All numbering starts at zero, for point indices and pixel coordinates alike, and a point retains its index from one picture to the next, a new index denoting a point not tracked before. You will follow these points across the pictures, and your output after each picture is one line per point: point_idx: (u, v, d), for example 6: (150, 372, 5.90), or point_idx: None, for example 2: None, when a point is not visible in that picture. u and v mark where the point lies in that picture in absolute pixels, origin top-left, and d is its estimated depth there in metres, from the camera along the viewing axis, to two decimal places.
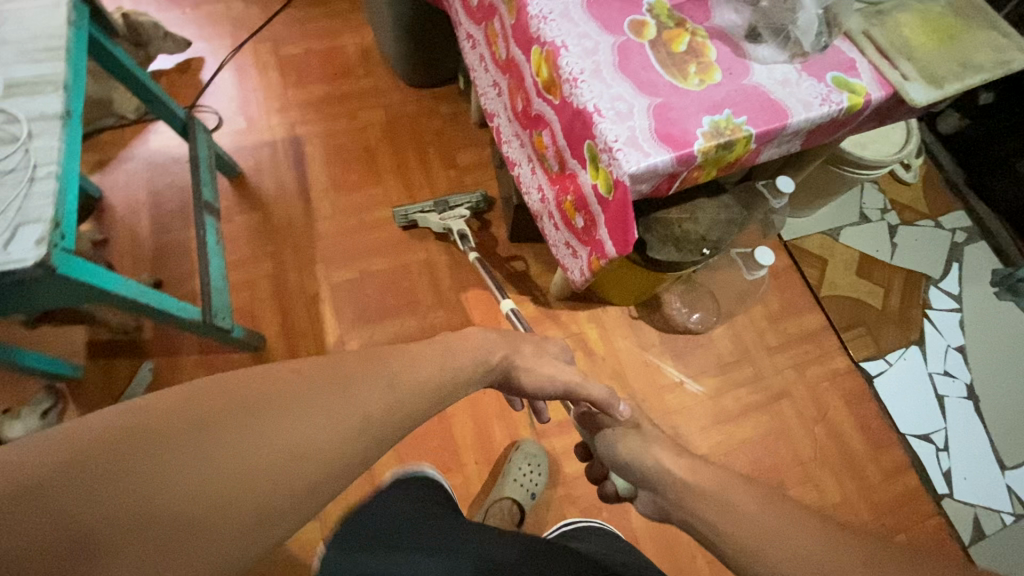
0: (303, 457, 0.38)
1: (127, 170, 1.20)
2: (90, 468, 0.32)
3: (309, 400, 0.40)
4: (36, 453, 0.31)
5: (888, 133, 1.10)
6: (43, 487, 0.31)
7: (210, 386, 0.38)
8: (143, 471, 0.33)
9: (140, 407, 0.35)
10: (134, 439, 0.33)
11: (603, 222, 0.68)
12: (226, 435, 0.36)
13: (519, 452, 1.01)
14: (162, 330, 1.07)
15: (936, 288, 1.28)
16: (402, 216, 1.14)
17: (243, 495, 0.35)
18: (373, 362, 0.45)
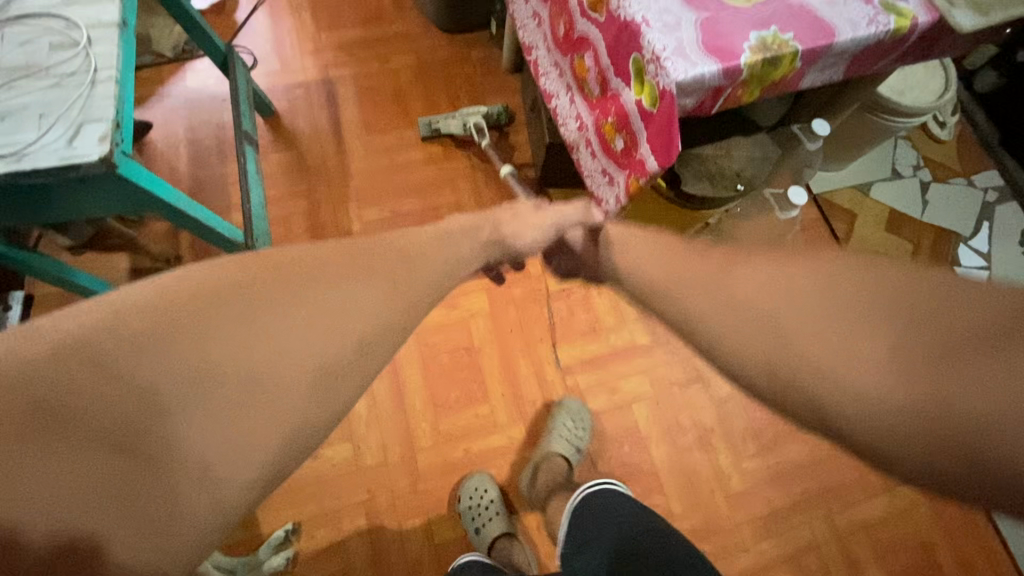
0: (348, 321, 0.39)
1: (165, 107, 1.22)
2: (138, 330, 0.32)
3: (339, 269, 0.41)
4: (81, 316, 0.32)
5: (927, 81, 1.08)
6: (92, 347, 0.31)
7: (240, 263, 0.38)
8: (191, 334, 0.34)
9: (174, 277, 0.36)
10: (175, 304, 0.34)
11: (646, 139, 0.69)
12: (265, 301, 0.37)
13: (564, 411, 1.04)
14: (203, 260, 1.10)
15: (965, 246, 1.28)
16: (426, 125, 1.21)
17: (297, 357, 0.36)
18: (394, 236, 0.47)
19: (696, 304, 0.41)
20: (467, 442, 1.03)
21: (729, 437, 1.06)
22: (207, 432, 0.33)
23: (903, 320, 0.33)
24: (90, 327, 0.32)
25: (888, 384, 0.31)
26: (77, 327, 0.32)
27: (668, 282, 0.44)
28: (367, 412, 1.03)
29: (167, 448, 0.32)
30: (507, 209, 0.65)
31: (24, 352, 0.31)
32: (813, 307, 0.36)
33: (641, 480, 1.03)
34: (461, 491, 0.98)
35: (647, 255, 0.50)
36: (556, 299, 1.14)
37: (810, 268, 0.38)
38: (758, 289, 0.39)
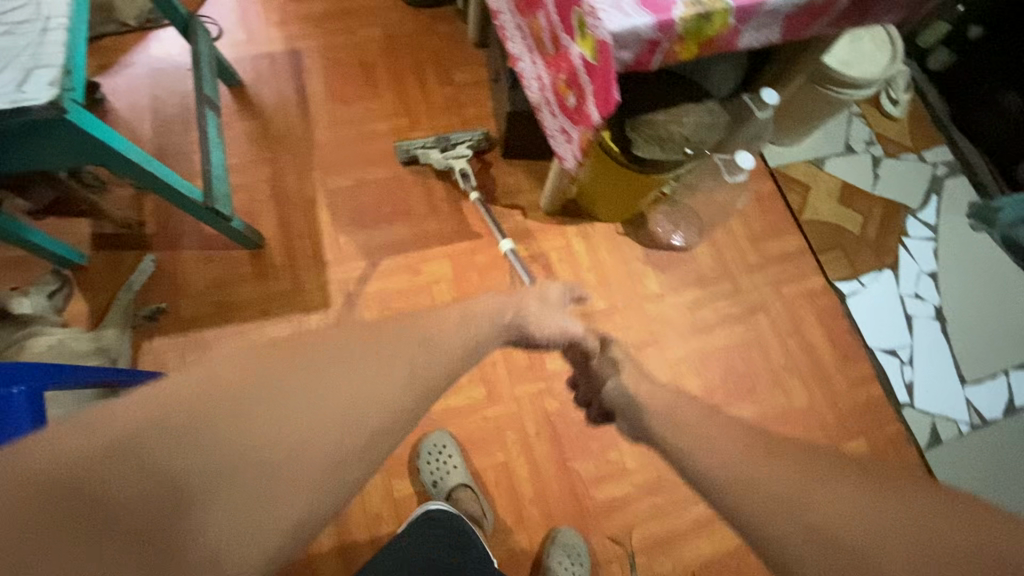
0: (358, 416, 0.40)
1: (129, 76, 1.22)
2: (178, 427, 0.33)
3: (359, 361, 0.42)
4: (128, 413, 0.33)
5: (874, 55, 1.12)
6: (136, 446, 0.32)
7: (265, 350, 0.40)
8: (225, 430, 0.35)
9: (211, 370, 0.37)
10: (215, 400, 0.35)
11: (591, 92, 0.71)
12: (289, 391, 0.38)
13: (558, 546, 0.97)
14: (166, 226, 1.11)
15: (914, 217, 1.33)
16: (403, 150, 1.14)
17: (310, 450, 0.37)
18: (409, 326, 0.48)
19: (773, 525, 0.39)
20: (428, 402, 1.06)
21: None
22: (229, 526, 0.34)
23: (971, 575, 0.32)
24: (137, 423, 0.33)
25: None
26: (124, 428, 0.32)
27: (742, 490, 0.42)
28: None
29: (190, 541, 0.32)
30: (538, 297, 0.72)
31: (73, 451, 0.31)
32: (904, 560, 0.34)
33: (597, 438, 1.06)
34: (421, 448, 1.01)
35: (712, 426, 0.51)
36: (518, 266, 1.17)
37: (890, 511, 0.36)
38: (817, 502, 0.38)
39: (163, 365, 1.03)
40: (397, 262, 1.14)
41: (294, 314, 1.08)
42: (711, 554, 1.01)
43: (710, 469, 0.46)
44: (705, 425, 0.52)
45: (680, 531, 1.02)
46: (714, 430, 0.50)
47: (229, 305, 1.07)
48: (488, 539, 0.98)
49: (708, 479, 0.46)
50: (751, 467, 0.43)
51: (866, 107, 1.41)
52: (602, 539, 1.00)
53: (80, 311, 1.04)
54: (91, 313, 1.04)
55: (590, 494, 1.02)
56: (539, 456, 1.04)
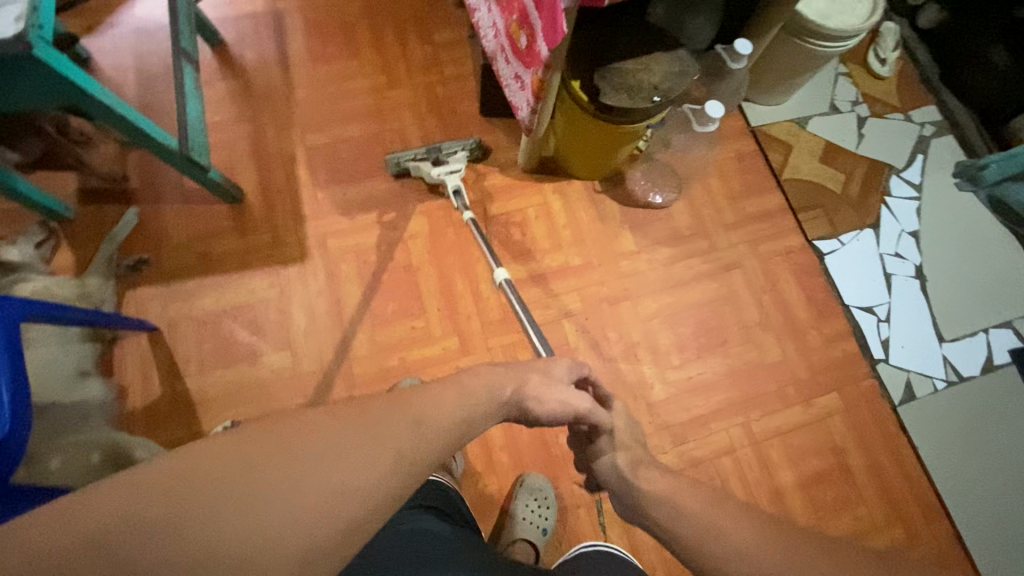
0: (342, 506, 0.35)
1: (114, 35, 1.24)
2: (144, 525, 0.30)
3: (348, 444, 0.38)
4: (92, 507, 0.30)
5: (854, 6, 1.11)
6: (100, 545, 0.29)
7: (250, 430, 0.36)
8: (197, 526, 0.31)
9: (190, 451, 0.33)
10: (187, 492, 0.32)
11: (540, 31, 0.72)
12: (267, 478, 0.34)
13: (525, 489, 0.99)
14: (150, 181, 1.13)
15: (898, 177, 1.31)
16: (394, 163, 1.13)
17: (292, 547, 0.33)
18: (403, 405, 0.44)
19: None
20: (402, 352, 1.08)
21: (654, 350, 1.12)
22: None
23: None
24: (102, 518, 0.30)
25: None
26: (87, 524, 0.30)
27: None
28: (307, 326, 1.08)
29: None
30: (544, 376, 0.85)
31: (37, 552, 0.29)
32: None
33: None
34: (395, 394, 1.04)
35: (724, 515, 0.52)
36: (495, 223, 1.18)
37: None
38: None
39: (145, 313, 1.06)
40: (374, 217, 1.16)
41: (273, 267, 1.11)
42: None
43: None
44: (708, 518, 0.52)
45: None
46: (732, 523, 0.50)
47: (209, 258, 1.10)
48: (457, 482, 1.01)
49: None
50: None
51: (853, 67, 1.39)
52: (569, 485, 1.02)
53: (66, 261, 1.07)
54: (77, 264, 1.07)
55: (559, 442, 1.05)
56: None
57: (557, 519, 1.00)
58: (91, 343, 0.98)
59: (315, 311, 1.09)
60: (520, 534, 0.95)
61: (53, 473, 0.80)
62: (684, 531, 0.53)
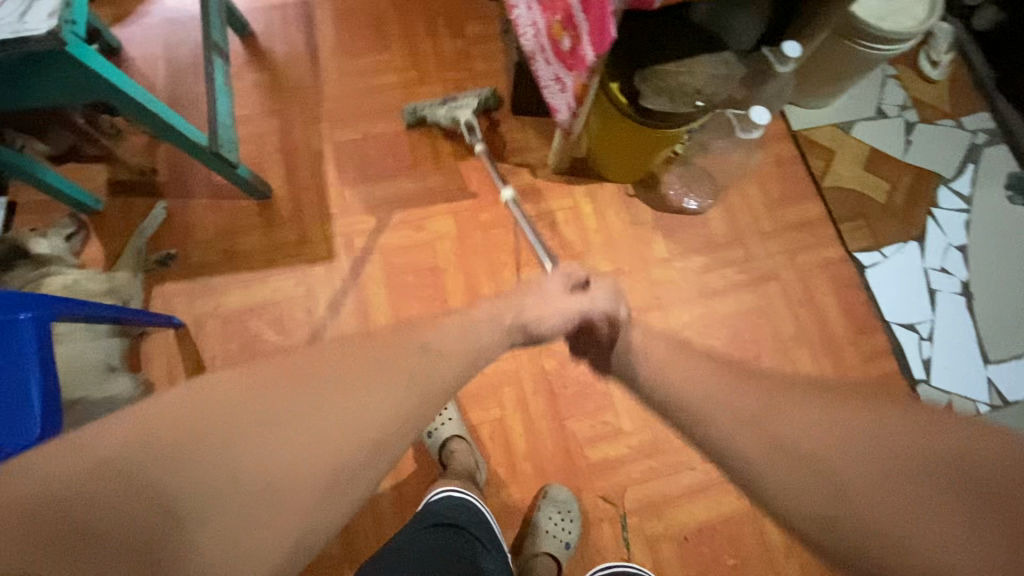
0: (354, 430, 0.42)
1: (144, 26, 1.23)
2: (170, 449, 0.36)
3: (358, 375, 0.45)
4: (119, 436, 0.36)
5: (909, 6, 1.05)
6: (130, 464, 0.35)
7: (263, 372, 0.42)
8: (224, 449, 0.38)
9: (211, 391, 0.40)
10: (208, 423, 0.38)
11: (585, 33, 0.69)
12: (281, 411, 0.40)
13: (548, 501, 0.97)
14: (178, 175, 1.13)
15: (946, 187, 1.25)
16: (410, 112, 1.15)
17: (311, 464, 0.40)
18: (405, 335, 0.50)
19: (763, 459, 0.40)
20: None
21: None
22: (224, 543, 0.36)
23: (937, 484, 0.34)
24: (131, 443, 0.36)
25: (950, 545, 0.32)
26: (117, 447, 0.36)
27: (724, 422, 0.44)
28: (332, 326, 1.07)
29: (185, 559, 0.35)
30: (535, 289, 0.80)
31: (69, 474, 0.34)
32: (876, 468, 0.36)
33: (594, 399, 1.05)
34: None
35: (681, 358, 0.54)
36: (524, 226, 1.15)
37: (873, 415, 0.39)
38: (800, 426, 0.40)
39: (172, 309, 1.06)
40: (401, 217, 1.14)
41: (299, 265, 1.10)
42: (702, 520, 1.00)
43: (679, 397, 0.49)
44: (672, 365, 0.53)
45: (673, 494, 1.01)
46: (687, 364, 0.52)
47: (235, 254, 1.09)
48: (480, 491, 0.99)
49: (697, 425, 0.46)
50: (730, 407, 0.44)
51: (902, 69, 1.32)
52: (593, 498, 1.00)
53: (96, 254, 1.07)
54: (107, 257, 1.08)
55: (583, 453, 1.02)
56: (534, 413, 1.04)
57: (580, 531, 0.98)
58: (118, 338, 0.99)
59: (340, 311, 1.08)
60: (543, 547, 0.94)
61: None
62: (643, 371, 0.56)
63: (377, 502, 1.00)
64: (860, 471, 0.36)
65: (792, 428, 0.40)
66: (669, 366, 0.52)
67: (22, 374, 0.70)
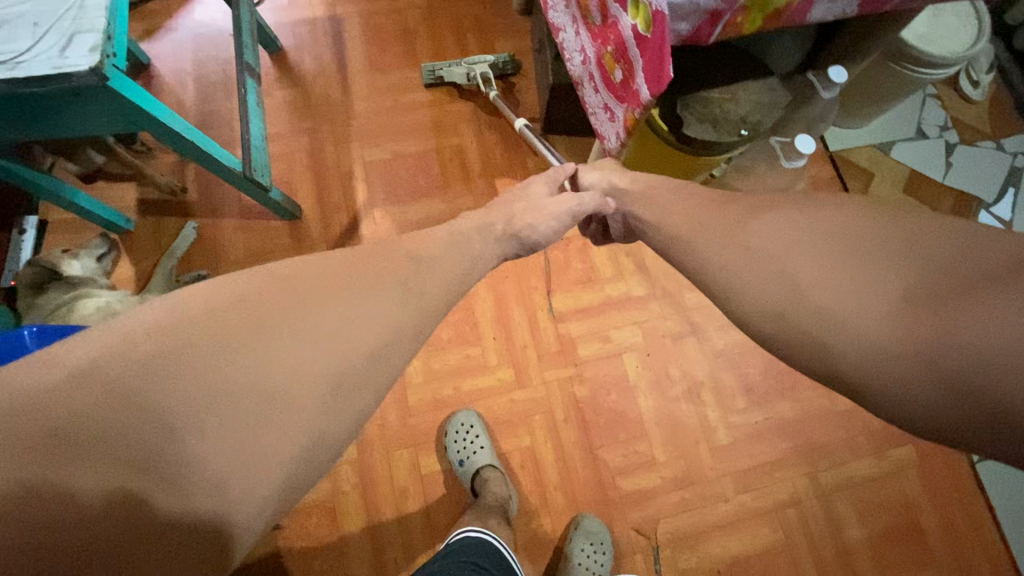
0: (351, 337, 0.41)
1: (173, 40, 1.22)
2: (152, 358, 0.35)
3: (350, 286, 0.43)
4: (91, 345, 0.35)
5: (957, 29, 1.01)
6: (107, 372, 0.34)
7: (250, 287, 0.40)
8: (210, 359, 0.36)
9: (194, 303, 0.38)
10: (192, 333, 0.36)
11: (640, 67, 0.66)
12: (272, 322, 0.39)
13: (580, 532, 0.96)
14: (207, 193, 1.12)
15: (987, 212, 1.22)
16: (429, 71, 1.18)
17: (307, 368, 0.38)
18: (396, 245, 0.50)
19: (748, 274, 0.43)
20: (457, 381, 1.06)
21: (719, 391, 1.07)
22: (220, 451, 0.35)
23: (898, 267, 0.35)
24: (106, 352, 0.34)
25: (880, 315, 0.34)
26: (89, 358, 0.34)
27: (713, 249, 0.48)
28: None
29: (185, 464, 0.34)
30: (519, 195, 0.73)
31: (42, 381, 0.33)
32: (841, 263, 0.38)
33: (626, 428, 1.03)
34: (448, 425, 1.02)
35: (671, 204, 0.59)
36: (555, 248, 1.14)
37: (856, 224, 0.39)
38: (781, 247, 0.42)
39: None
40: None
41: None
42: (736, 555, 0.98)
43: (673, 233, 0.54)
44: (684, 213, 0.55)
45: (707, 527, 0.99)
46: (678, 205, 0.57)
47: None
48: (511, 521, 0.98)
49: (698, 259, 0.49)
50: (728, 236, 0.47)
51: (942, 89, 1.28)
52: (626, 530, 0.99)
53: (127, 273, 1.07)
54: (137, 276, 1.08)
55: (616, 483, 1.01)
56: (565, 441, 1.03)
57: (612, 565, 0.96)
58: None
59: None
60: None
61: None
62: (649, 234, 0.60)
63: (406, 529, 0.99)
64: (828, 267, 0.38)
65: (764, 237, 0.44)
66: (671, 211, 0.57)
67: None
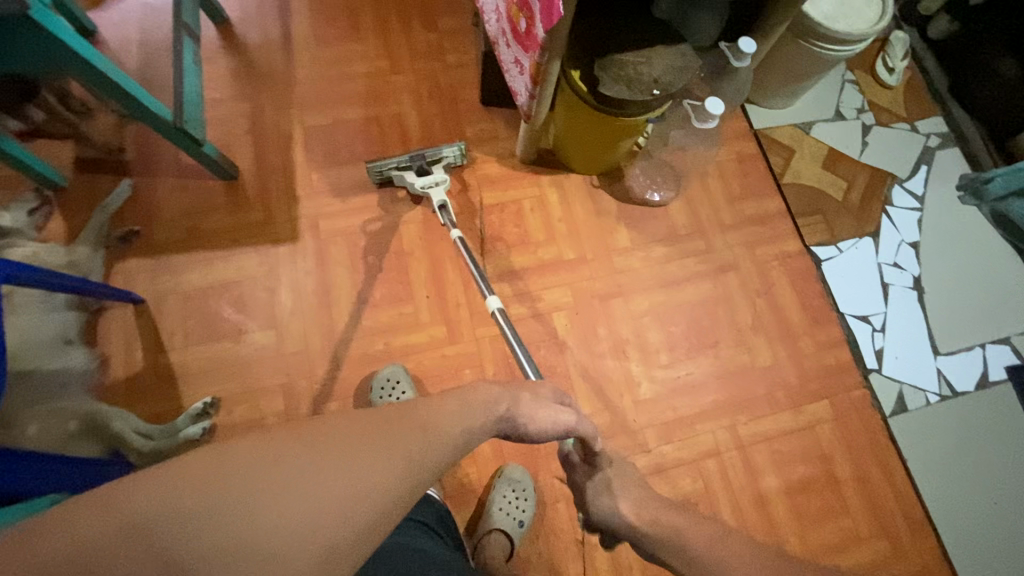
0: (368, 508, 0.36)
1: (120, 8, 1.24)
2: (184, 515, 0.31)
3: (369, 441, 0.39)
4: (137, 495, 0.31)
5: (862, 10, 1.09)
6: (145, 527, 0.30)
7: (282, 428, 0.37)
8: (233, 514, 0.32)
9: (231, 448, 0.34)
10: (217, 488, 0.32)
11: (537, 12, 0.71)
12: (269, 490, 0.34)
13: (503, 479, 0.99)
14: (146, 153, 1.13)
15: (900, 186, 1.29)
16: (376, 173, 1.06)
17: (320, 538, 0.34)
18: (408, 413, 0.44)
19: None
20: (390, 336, 1.07)
21: (643, 348, 1.12)
22: None
23: None
24: (148, 506, 0.31)
25: None
26: (135, 509, 0.31)
27: None
28: (296, 307, 1.07)
29: None
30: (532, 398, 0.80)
31: (87, 533, 0.29)
32: None
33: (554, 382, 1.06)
34: (374, 379, 1.03)
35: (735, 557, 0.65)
36: (490, 213, 1.18)
37: None
38: None
39: (133, 286, 1.06)
40: (369, 201, 1.15)
41: (264, 246, 1.10)
42: None
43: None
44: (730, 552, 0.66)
45: None
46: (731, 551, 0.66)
47: (199, 234, 1.10)
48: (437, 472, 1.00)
49: None
50: None
51: (860, 75, 1.37)
52: (550, 479, 1.02)
53: (58, 230, 1.07)
54: (68, 233, 1.08)
55: None
56: None
57: (535, 511, 0.99)
58: (75, 312, 0.98)
59: (303, 292, 1.08)
60: (495, 524, 0.94)
61: (29, 439, 0.80)
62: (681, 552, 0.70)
63: None
64: None
65: None
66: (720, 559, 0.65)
67: None
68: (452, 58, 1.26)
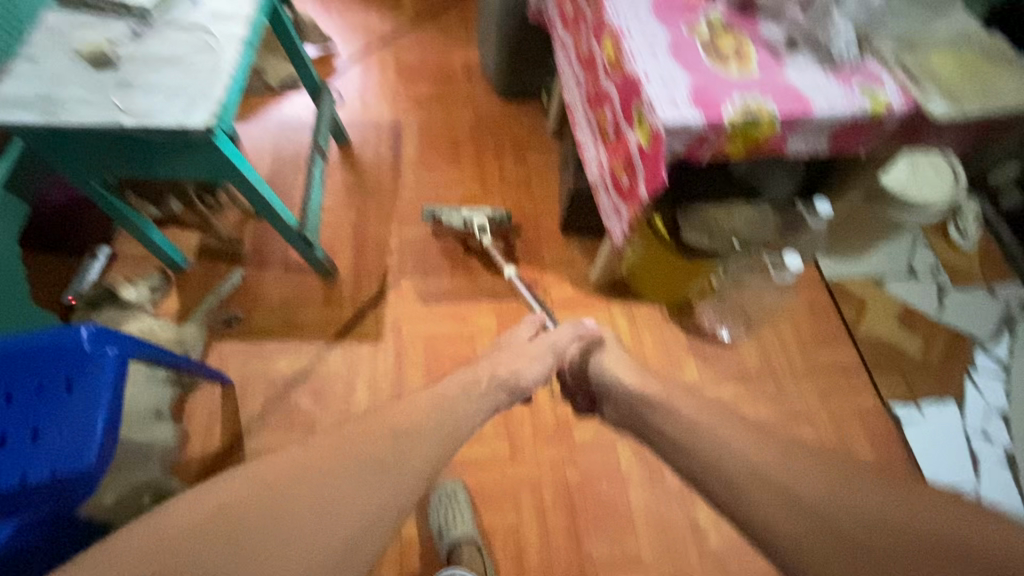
0: (341, 520, 0.54)
1: (262, 126, 1.46)
2: (203, 539, 0.50)
3: (342, 473, 0.58)
4: (173, 525, 0.51)
5: (935, 181, 1.11)
6: (174, 547, 0.49)
7: (270, 475, 0.56)
8: (237, 536, 0.50)
9: (233, 496, 0.53)
10: (224, 520, 0.51)
11: (641, 173, 0.80)
12: (267, 512, 0.53)
13: None
14: (258, 247, 1.27)
15: (983, 352, 1.26)
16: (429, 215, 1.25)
17: (306, 543, 0.52)
18: (386, 436, 0.62)
19: (793, 527, 0.54)
20: None
21: None
22: None
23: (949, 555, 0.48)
24: (176, 533, 0.50)
25: None
26: (169, 534, 0.50)
27: (761, 493, 0.58)
28: (368, 405, 1.11)
29: None
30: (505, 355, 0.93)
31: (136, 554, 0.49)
32: (891, 545, 0.50)
33: (614, 517, 1.02)
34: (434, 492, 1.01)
35: (729, 435, 0.66)
36: None
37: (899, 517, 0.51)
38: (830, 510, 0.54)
39: (226, 367, 1.13)
40: (450, 310, 1.22)
41: (348, 342, 1.17)
42: None
43: (736, 486, 0.60)
44: (725, 427, 0.69)
45: None
46: (720, 435, 0.67)
47: (292, 324, 1.18)
48: None
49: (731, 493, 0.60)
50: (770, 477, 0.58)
51: (932, 236, 1.40)
52: None
53: (171, 306, 1.19)
54: (179, 310, 1.19)
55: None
56: (550, 524, 1.01)
57: None
58: (171, 386, 1.04)
59: (377, 389, 1.13)
60: None
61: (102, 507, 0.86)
62: (687, 442, 0.69)
63: None
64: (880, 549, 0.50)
65: (841, 515, 0.53)
66: (713, 435, 0.68)
67: (93, 398, 0.72)
68: (538, 189, 1.39)
